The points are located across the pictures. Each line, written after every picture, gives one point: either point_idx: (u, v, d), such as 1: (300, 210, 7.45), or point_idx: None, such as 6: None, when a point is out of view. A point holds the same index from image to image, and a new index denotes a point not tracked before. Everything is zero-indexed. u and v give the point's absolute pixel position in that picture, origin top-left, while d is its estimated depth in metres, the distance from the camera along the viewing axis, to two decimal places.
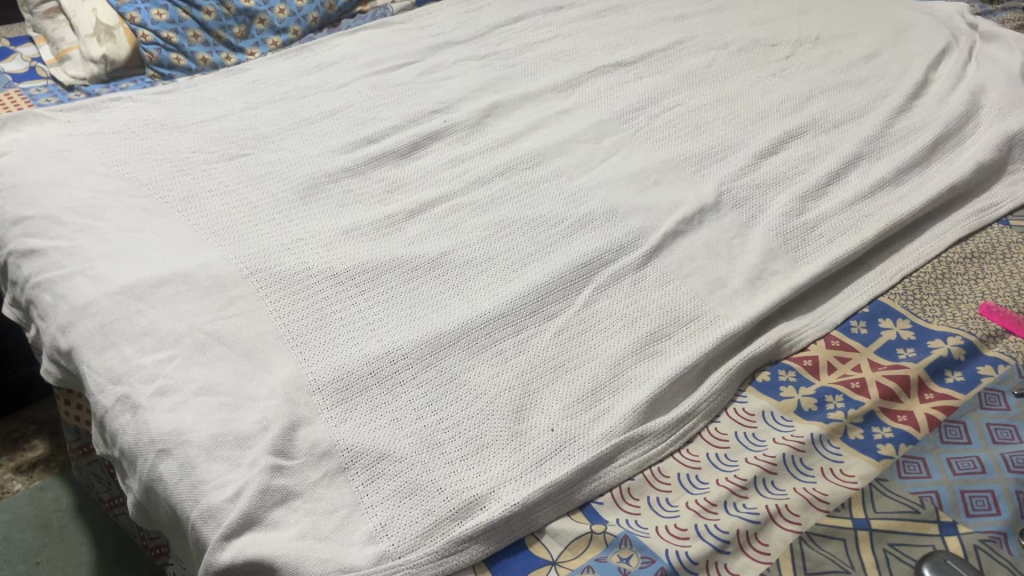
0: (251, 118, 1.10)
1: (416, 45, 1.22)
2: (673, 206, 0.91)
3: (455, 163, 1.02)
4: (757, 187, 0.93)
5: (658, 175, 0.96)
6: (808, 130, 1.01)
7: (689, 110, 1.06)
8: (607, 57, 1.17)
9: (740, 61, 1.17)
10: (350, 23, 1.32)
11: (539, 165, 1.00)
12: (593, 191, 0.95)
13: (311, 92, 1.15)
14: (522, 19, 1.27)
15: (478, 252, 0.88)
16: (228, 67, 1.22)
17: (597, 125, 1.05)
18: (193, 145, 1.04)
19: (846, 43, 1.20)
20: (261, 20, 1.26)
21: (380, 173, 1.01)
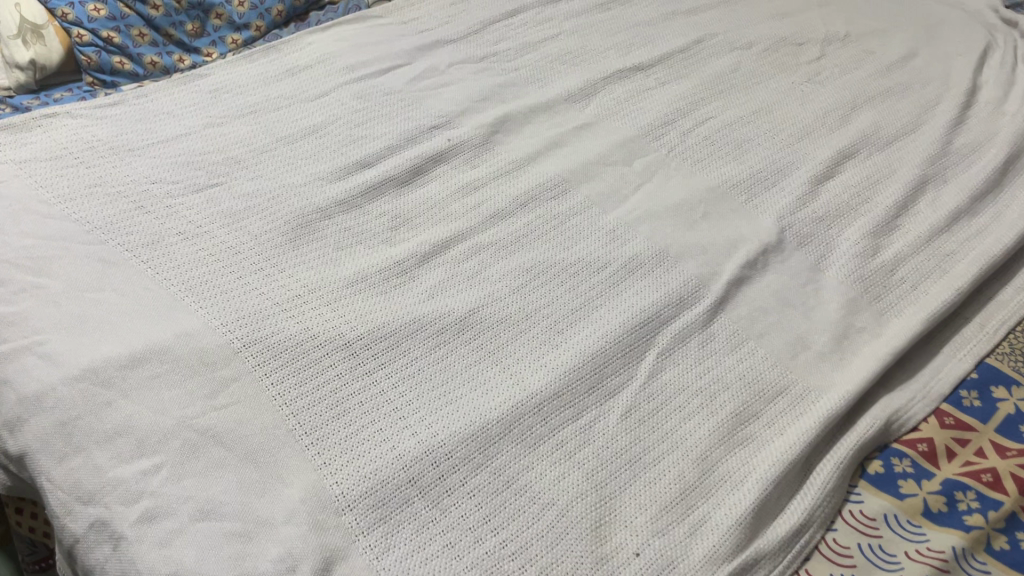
0: (218, 138, 0.93)
1: (402, 44, 1.07)
2: (731, 246, 0.79)
3: (466, 192, 0.88)
4: (821, 220, 0.82)
5: (705, 206, 0.84)
6: (862, 148, 0.90)
7: (725, 124, 0.94)
8: (621, 60, 1.04)
9: (769, 62, 1.05)
10: (321, 17, 1.15)
11: (565, 193, 0.87)
12: (634, 228, 0.82)
13: (285, 103, 0.98)
14: (519, 13, 1.12)
15: (512, 308, 0.75)
16: (181, 72, 1.05)
17: (624, 142, 0.92)
18: (151, 176, 0.88)
19: (878, 40, 1.09)
20: (217, 15, 1.08)
21: (379, 206, 0.87)
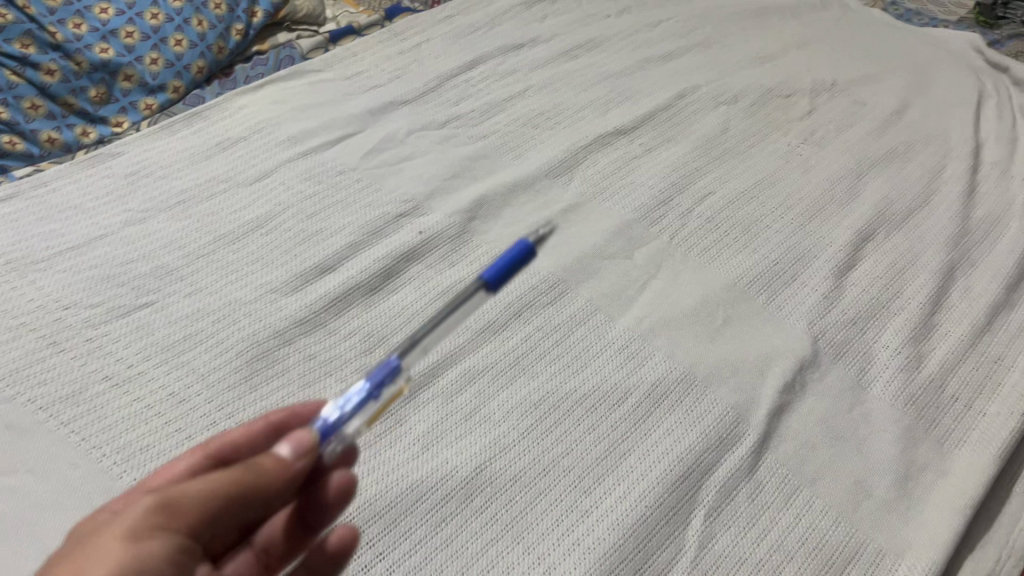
0: (142, 241, 0.78)
1: (349, 108, 0.93)
2: (763, 364, 0.69)
3: (447, 299, 0.76)
4: (854, 323, 0.73)
5: (725, 309, 0.74)
6: (880, 227, 0.82)
7: (727, 200, 0.84)
8: (600, 122, 0.93)
9: (759, 119, 0.96)
10: (248, 72, 1.00)
11: (563, 296, 0.75)
12: (650, 340, 0.71)
13: (220, 189, 0.83)
14: (478, 64, 1.00)
15: (526, 459, 0.63)
16: (86, 148, 0.88)
17: (620, 227, 0.81)
18: (64, 299, 0.72)
19: (868, 90, 1.01)
20: (126, 76, 0.91)
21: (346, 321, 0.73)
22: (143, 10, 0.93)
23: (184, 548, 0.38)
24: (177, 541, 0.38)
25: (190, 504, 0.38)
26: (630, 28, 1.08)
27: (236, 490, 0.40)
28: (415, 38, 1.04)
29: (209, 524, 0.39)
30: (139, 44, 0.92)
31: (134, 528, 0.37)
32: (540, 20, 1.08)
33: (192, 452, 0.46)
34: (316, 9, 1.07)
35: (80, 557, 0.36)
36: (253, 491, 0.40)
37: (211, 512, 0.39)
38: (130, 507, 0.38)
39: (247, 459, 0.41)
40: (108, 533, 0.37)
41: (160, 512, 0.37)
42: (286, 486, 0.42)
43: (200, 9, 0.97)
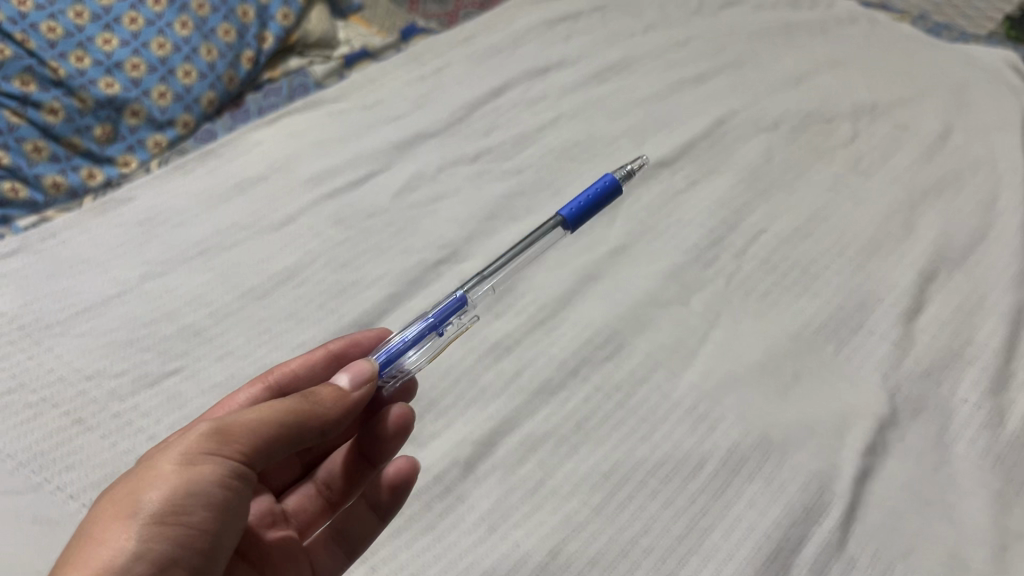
0: (164, 297, 0.72)
1: (373, 141, 0.88)
2: (840, 424, 0.65)
3: (497, 354, 0.71)
4: (928, 375, 0.69)
5: (793, 362, 0.70)
6: (941, 266, 0.79)
7: (780, 239, 0.81)
8: (638, 154, 0.89)
9: (801, 147, 0.92)
10: (261, 102, 0.94)
11: (620, 350, 0.71)
12: (719, 399, 0.67)
13: (243, 235, 0.78)
14: (505, 90, 0.95)
15: (602, 541, 0.59)
16: (93, 191, 0.83)
17: (673, 271, 0.77)
18: (85, 368, 0.66)
19: (907, 112, 0.98)
20: (133, 112, 0.85)
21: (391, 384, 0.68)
22: (149, 39, 0.86)
23: (236, 470, 0.46)
24: (230, 462, 0.45)
25: (241, 431, 0.46)
26: (657, 47, 1.04)
27: (282, 421, 0.47)
28: (435, 62, 0.99)
29: (260, 450, 0.47)
30: (146, 77, 0.86)
31: (190, 451, 0.44)
32: (564, 40, 1.04)
33: (254, 386, 0.57)
34: (327, 32, 1.02)
35: (141, 473, 0.44)
36: (294, 422, 0.48)
37: (259, 439, 0.46)
38: (186, 435, 0.45)
39: (296, 393, 0.49)
40: (166, 454, 0.44)
41: (214, 437, 0.45)
42: (336, 414, 0.50)
43: (208, 36, 0.91)
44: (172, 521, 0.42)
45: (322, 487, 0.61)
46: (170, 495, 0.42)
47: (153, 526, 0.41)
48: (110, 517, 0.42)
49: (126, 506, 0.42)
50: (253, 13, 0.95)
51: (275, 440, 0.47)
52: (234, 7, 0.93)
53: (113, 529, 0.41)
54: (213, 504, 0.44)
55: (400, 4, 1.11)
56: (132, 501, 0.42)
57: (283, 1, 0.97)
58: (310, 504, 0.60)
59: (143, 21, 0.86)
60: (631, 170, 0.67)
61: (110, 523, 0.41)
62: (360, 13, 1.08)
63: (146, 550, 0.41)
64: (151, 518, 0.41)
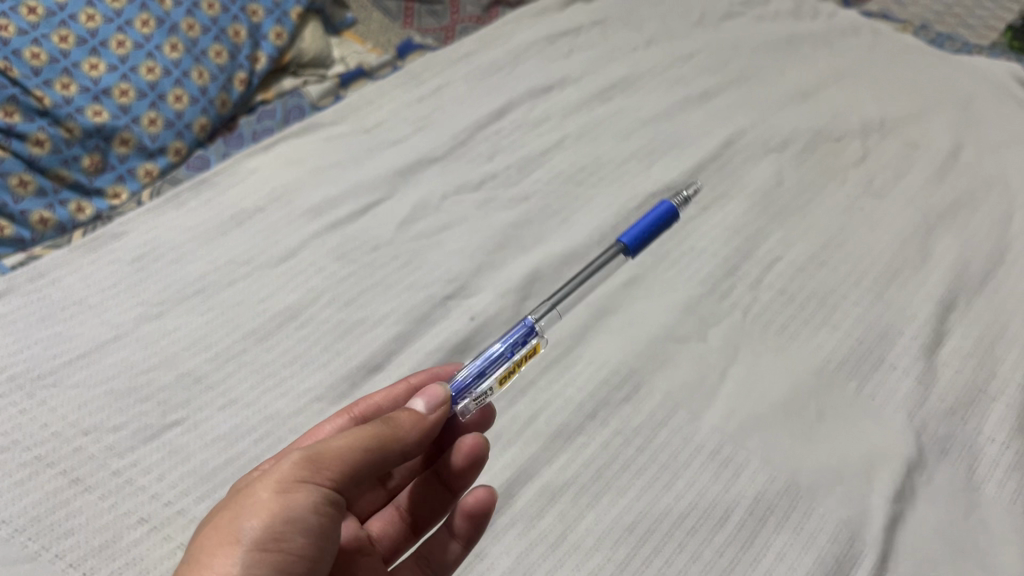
0: (161, 342, 0.69)
1: (374, 167, 0.85)
2: (867, 467, 0.63)
3: (511, 397, 0.68)
4: (953, 412, 0.68)
5: (816, 400, 0.68)
6: (960, 294, 0.77)
7: (796, 268, 0.79)
8: (647, 178, 0.87)
9: (812, 167, 0.90)
10: (254, 126, 0.91)
11: (638, 390, 0.69)
12: (742, 442, 0.65)
13: (243, 272, 0.75)
14: (508, 111, 0.92)
15: None
16: (82, 226, 0.79)
17: (688, 304, 0.75)
18: (81, 422, 0.63)
19: (916, 129, 0.96)
20: (123, 141, 0.81)
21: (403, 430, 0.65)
22: (138, 64, 0.83)
23: (328, 497, 0.46)
24: (322, 490, 0.45)
25: (331, 458, 0.46)
26: (661, 62, 1.01)
27: (371, 446, 0.48)
28: (434, 80, 0.96)
29: (349, 477, 0.47)
30: (135, 103, 0.82)
31: (285, 480, 0.44)
32: (566, 56, 1.01)
33: (341, 418, 0.57)
34: (322, 50, 0.98)
35: (238, 501, 0.44)
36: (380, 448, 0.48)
37: (348, 466, 0.47)
38: (279, 463, 0.46)
39: (379, 418, 0.50)
40: (262, 483, 0.44)
41: (306, 465, 0.45)
42: (416, 438, 0.51)
43: (200, 58, 0.87)
44: (270, 547, 0.42)
45: (404, 514, 0.62)
46: (269, 523, 0.43)
47: (254, 554, 0.42)
48: (211, 547, 0.42)
49: (227, 535, 0.42)
50: (245, 33, 0.91)
51: (363, 465, 0.47)
52: (225, 27, 0.90)
53: (216, 557, 0.41)
54: (310, 531, 0.44)
55: (395, 19, 1.08)
56: (231, 529, 0.42)
57: (276, 20, 0.94)
58: (393, 529, 0.61)
59: (132, 44, 0.83)
60: (689, 199, 0.69)
61: (212, 551, 0.42)
62: (354, 28, 1.05)
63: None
64: (252, 547, 0.42)
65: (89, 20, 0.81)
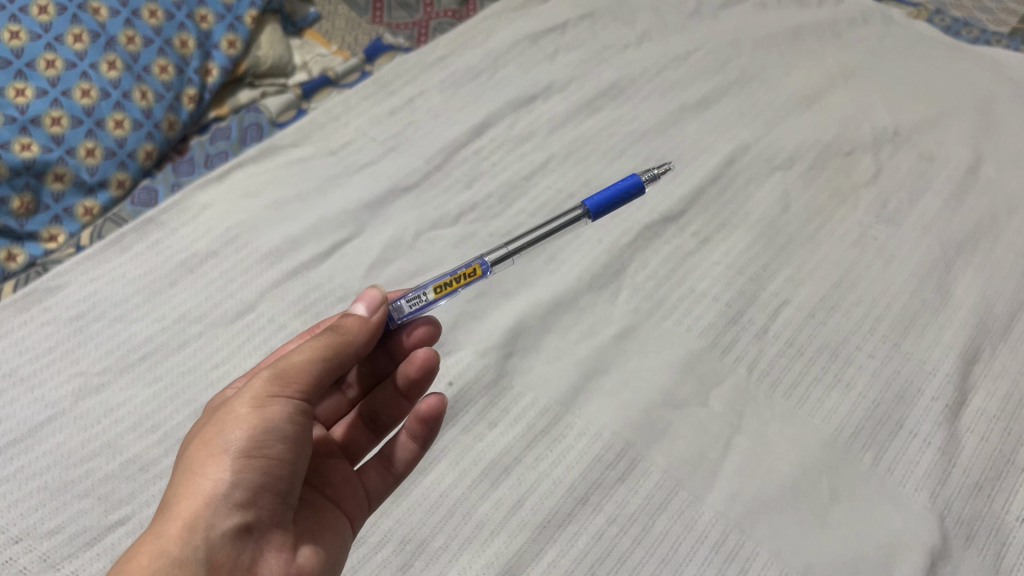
0: (101, 423, 0.62)
1: (341, 199, 0.77)
2: (887, 559, 0.58)
3: (495, 475, 0.62)
4: (979, 488, 0.62)
5: (829, 477, 0.62)
6: (984, 341, 0.70)
7: (805, 313, 0.72)
8: (640, 208, 0.80)
9: (821, 187, 0.82)
10: (207, 148, 0.83)
11: (634, 468, 0.62)
12: (748, 530, 0.59)
13: (194, 331, 0.67)
14: (487, 128, 0.85)
15: None
16: (12, 275, 0.71)
17: (687, 361, 0.68)
18: (12, 527, 0.56)
19: (934, 138, 0.87)
20: (58, 176, 0.72)
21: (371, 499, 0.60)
22: (70, 86, 0.73)
23: (300, 405, 0.47)
24: (295, 398, 0.46)
25: (299, 370, 0.46)
26: (654, 64, 0.93)
27: (330, 354, 0.48)
28: (406, 89, 0.88)
29: (316, 384, 0.47)
30: (70, 132, 0.72)
31: (260, 394, 0.45)
32: (549, 58, 0.93)
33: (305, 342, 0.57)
34: (281, 56, 0.90)
35: (220, 417, 0.45)
36: (340, 355, 0.48)
37: (315, 375, 0.47)
38: (251, 382, 0.46)
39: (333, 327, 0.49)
40: (237, 400, 0.45)
41: (276, 379, 0.46)
42: (365, 338, 0.50)
43: (141, 76, 0.77)
44: (255, 454, 0.44)
45: (368, 418, 0.61)
46: (251, 431, 0.44)
47: (241, 461, 0.43)
48: (200, 458, 0.44)
49: (214, 447, 0.44)
50: (194, 42, 0.82)
51: (327, 373, 0.48)
52: (170, 37, 0.80)
53: (205, 465, 0.43)
54: (291, 438, 0.45)
55: (363, 12, 1.00)
56: (215, 442, 0.44)
57: (228, 26, 0.85)
58: (359, 435, 0.61)
59: (64, 63, 0.73)
60: (657, 175, 0.57)
61: (203, 461, 0.43)
62: (317, 23, 0.98)
63: (240, 481, 0.43)
64: (238, 455, 0.43)
65: (13, 37, 0.71)
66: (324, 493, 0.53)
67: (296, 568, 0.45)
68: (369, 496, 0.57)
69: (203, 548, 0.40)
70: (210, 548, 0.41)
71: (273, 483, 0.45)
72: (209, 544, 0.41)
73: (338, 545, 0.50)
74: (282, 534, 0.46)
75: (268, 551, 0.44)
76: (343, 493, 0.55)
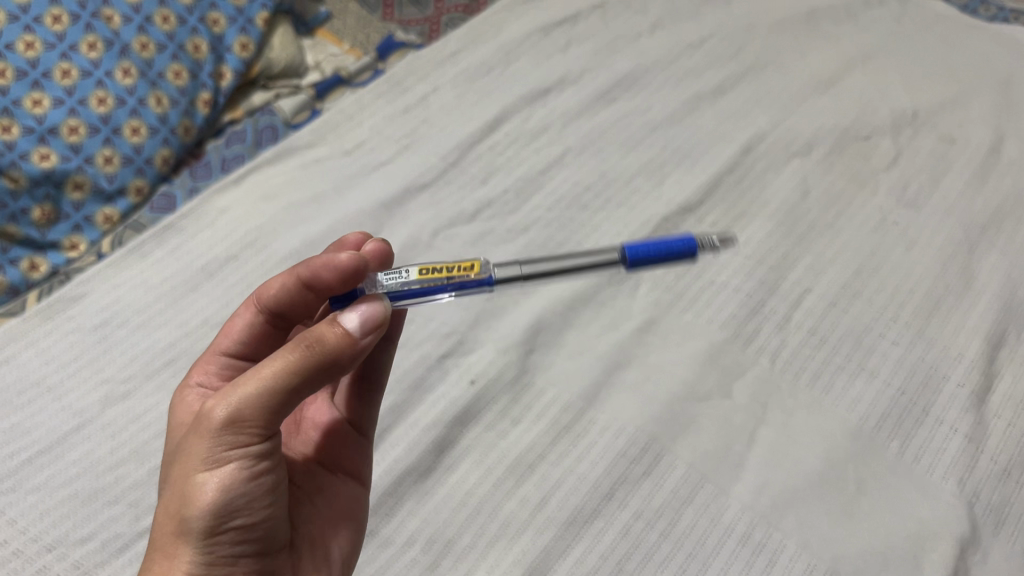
0: (128, 430, 0.62)
1: (358, 200, 0.77)
2: (915, 549, 0.58)
3: (519, 472, 0.62)
4: (1008, 474, 0.61)
5: (855, 466, 0.62)
6: (1010, 325, 0.70)
7: (826, 301, 0.71)
8: (657, 198, 0.79)
9: (840, 172, 0.82)
10: (223, 152, 0.83)
11: (658, 462, 0.62)
12: (775, 522, 0.59)
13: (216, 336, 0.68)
14: (501, 123, 0.84)
15: None
16: (36, 285, 0.72)
17: (709, 354, 0.68)
18: (46, 535, 0.57)
19: (954, 119, 0.86)
20: (76, 187, 0.73)
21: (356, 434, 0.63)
22: (86, 94, 0.73)
23: (262, 447, 0.41)
24: (256, 444, 0.41)
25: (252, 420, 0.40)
26: (668, 52, 0.92)
27: (290, 389, 0.40)
28: (419, 87, 0.88)
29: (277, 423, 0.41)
30: (87, 141, 0.73)
31: (215, 451, 0.40)
32: (562, 50, 0.92)
33: (247, 311, 0.53)
34: (294, 57, 0.90)
35: (178, 478, 0.41)
36: (305, 382, 0.40)
37: (276, 413, 0.41)
38: (204, 424, 0.40)
39: (296, 339, 0.41)
40: (191, 460, 0.40)
41: (232, 428, 0.40)
42: (337, 359, 0.41)
43: (157, 82, 0.78)
44: (221, 529, 0.40)
45: None
46: (211, 507, 0.39)
47: (209, 540, 0.40)
48: (167, 535, 0.40)
49: (176, 524, 0.40)
50: (207, 46, 0.82)
51: (290, 407, 0.41)
52: (183, 42, 0.80)
53: (173, 547, 0.40)
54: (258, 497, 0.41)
55: (374, 10, 1.01)
56: (175, 516, 0.40)
57: (240, 28, 0.85)
58: None
59: (78, 72, 0.73)
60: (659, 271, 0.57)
61: (170, 541, 0.40)
62: (329, 22, 0.98)
63: (213, 560, 0.40)
64: (203, 536, 0.40)
65: (28, 48, 0.71)
66: (334, 469, 0.55)
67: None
68: (361, 427, 0.59)
69: None
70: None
71: (249, 545, 0.42)
72: None
73: (360, 504, 0.55)
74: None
75: None
76: (348, 455, 0.57)
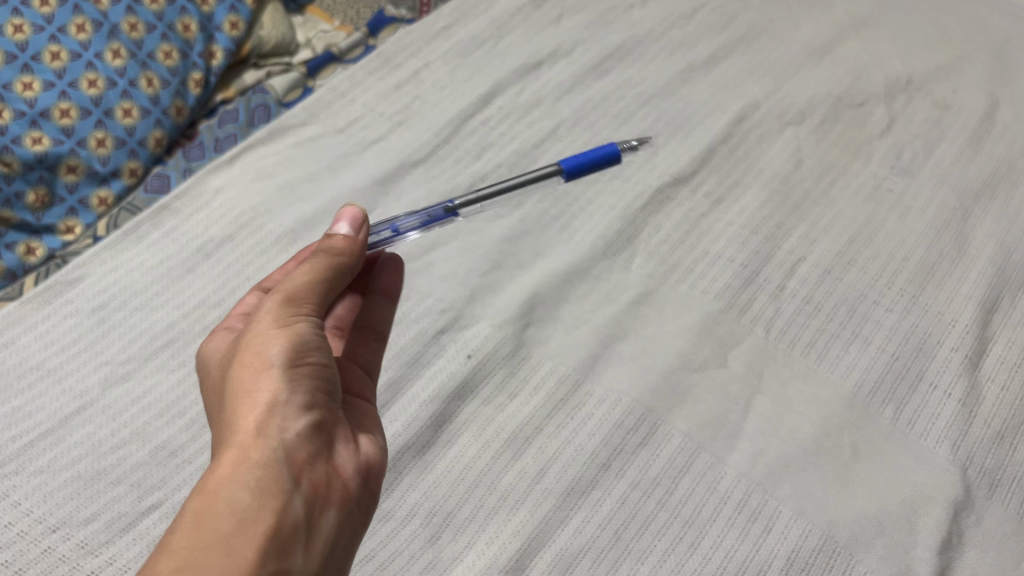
0: (129, 411, 0.63)
1: (352, 177, 0.77)
2: (910, 512, 0.58)
3: (518, 445, 0.63)
4: (1001, 438, 0.62)
5: (850, 433, 0.62)
6: (1004, 291, 0.70)
7: (821, 270, 0.72)
8: (651, 170, 0.79)
9: (833, 140, 0.82)
10: (216, 132, 0.83)
11: (655, 432, 0.63)
12: (771, 490, 0.60)
13: (214, 317, 0.68)
14: (494, 97, 0.84)
15: None
16: (33, 269, 0.72)
17: (704, 325, 0.69)
18: (49, 517, 0.57)
19: (948, 85, 0.86)
20: (70, 170, 0.73)
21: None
22: (77, 77, 0.73)
23: (315, 318, 0.48)
24: (312, 314, 0.48)
25: (306, 289, 0.47)
26: (660, 23, 0.92)
27: (329, 272, 0.49)
28: (411, 62, 0.87)
29: (322, 301, 0.48)
30: (79, 124, 0.73)
31: (280, 313, 0.46)
32: (554, 23, 0.92)
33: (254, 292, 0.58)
34: (285, 36, 0.90)
35: (247, 342, 0.45)
36: (335, 275, 0.49)
37: (322, 286, 0.49)
38: (262, 306, 0.47)
39: (322, 247, 0.50)
40: (259, 324, 0.46)
41: (291, 302, 0.47)
42: (357, 257, 0.51)
43: (147, 63, 0.77)
44: (303, 362, 0.45)
45: None
46: (290, 345, 0.45)
47: (293, 370, 0.44)
48: (248, 377, 0.44)
49: (258, 363, 0.44)
50: (196, 25, 0.82)
51: (329, 286, 0.49)
52: (172, 22, 0.80)
53: (256, 381, 0.43)
54: (323, 346, 0.46)
55: None
56: (254, 363, 0.44)
57: (229, 7, 0.85)
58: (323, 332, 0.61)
59: (68, 54, 0.73)
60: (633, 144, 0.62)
61: (251, 381, 0.44)
62: None
63: (299, 388, 0.44)
64: (287, 367, 0.44)
65: (17, 31, 0.71)
66: (346, 391, 0.54)
67: (360, 460, 0.48)
68: (368, 372, 0.59)
69: (281, 448, 0.41)
70: (288, 453, 0.42)
71: (322, 392, 0.46)
72: (286, 444, 0.42)
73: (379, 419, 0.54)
74: (344, 438, 0.47)
75: (339, 454, 0.46)
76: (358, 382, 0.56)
